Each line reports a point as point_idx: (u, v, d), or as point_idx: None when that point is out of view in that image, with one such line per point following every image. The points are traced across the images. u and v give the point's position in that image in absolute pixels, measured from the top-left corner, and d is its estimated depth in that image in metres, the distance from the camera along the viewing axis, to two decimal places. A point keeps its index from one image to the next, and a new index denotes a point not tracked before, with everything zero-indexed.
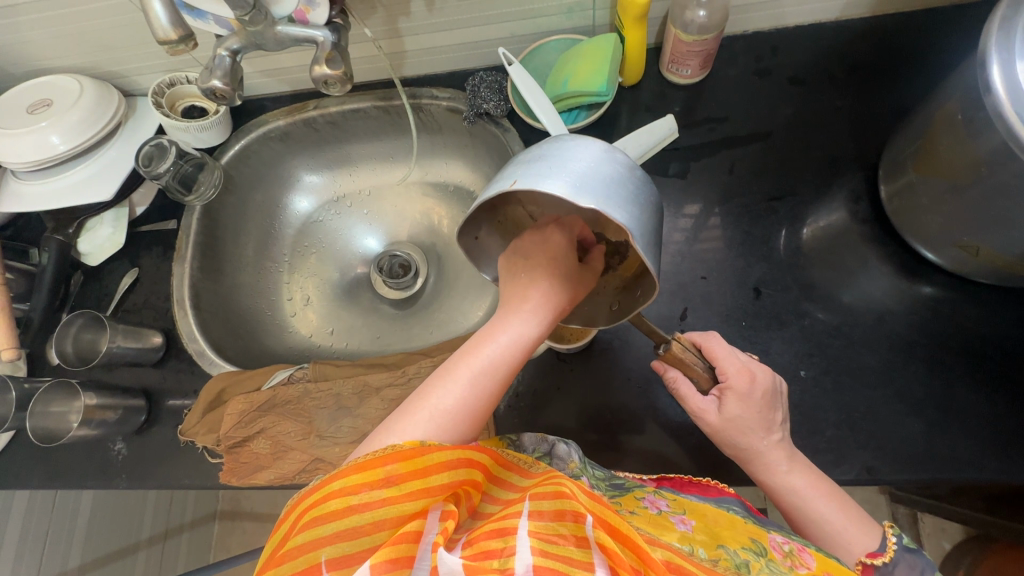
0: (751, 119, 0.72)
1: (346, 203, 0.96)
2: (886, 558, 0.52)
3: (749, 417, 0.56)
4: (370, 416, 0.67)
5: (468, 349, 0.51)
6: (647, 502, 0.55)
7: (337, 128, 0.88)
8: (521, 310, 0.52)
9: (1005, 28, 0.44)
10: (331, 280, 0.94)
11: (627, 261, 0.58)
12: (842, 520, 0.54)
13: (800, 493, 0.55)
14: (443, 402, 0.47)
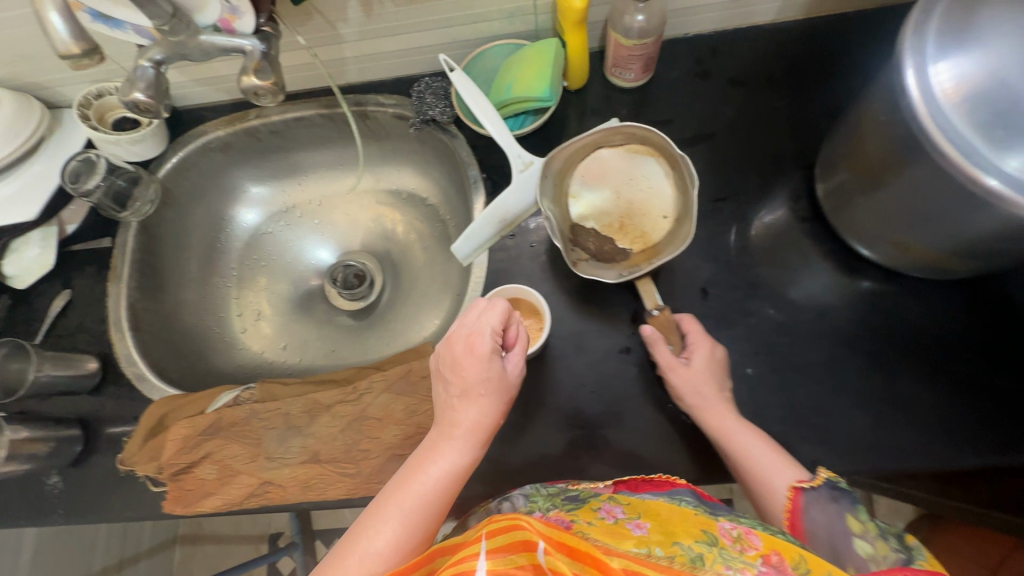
0: (694, 122, 0.73)
1: (296, 214, 0.93)
2: (816, 483, 0.55)
3: (704, 364, 0.60)
4: (320, 434, 0.65)
5: (400, 481, 0.52)
6: (604, 512, 0.54)
7: (282, 138, 0.85)
8: (452, 439, 0.54)
9: (918, 34, 0.47)
10: (284, 293, 0.91)
11: (633, 256, 0.68)
12: (767, 458, 0.56)
13: (745, 443, 0.57)
14: (373, 546, 0.48)
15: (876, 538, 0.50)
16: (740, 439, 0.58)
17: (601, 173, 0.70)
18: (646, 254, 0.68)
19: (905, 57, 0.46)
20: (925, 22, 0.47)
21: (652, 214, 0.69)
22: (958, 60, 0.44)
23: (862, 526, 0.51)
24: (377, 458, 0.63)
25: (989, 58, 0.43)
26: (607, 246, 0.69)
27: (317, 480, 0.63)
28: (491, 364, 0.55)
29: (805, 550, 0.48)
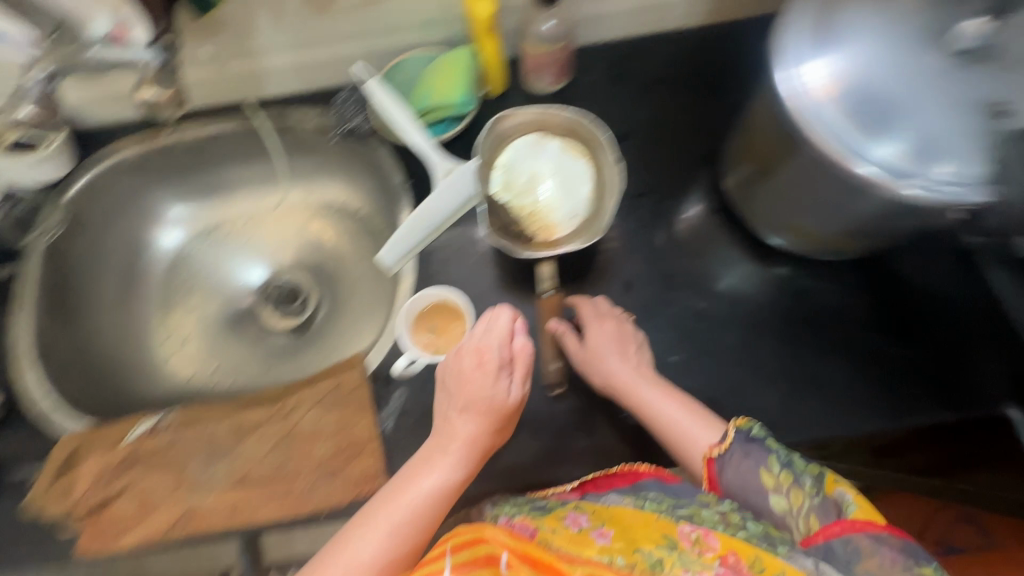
0: (609, 123, 0.76)
1: (223, 233, 0.90)
2: (723, 448, 0.56)
3: (603, 337, 0.64)
4: (248, 456, 0.63)
5: (393, 492, 0.54)
6: (569, 520, 0.54)
7: (201, 154, 0.82)
8: (448, 453, 0.56)
9: (785, 38, 0.50)
10: (213, 315, 0.88)
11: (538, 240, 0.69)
12: (682, 419, 0.59)
13: (651, 408, 0.61)
14: (361, 552, 0.51)
15: (789, 489, 0.52)
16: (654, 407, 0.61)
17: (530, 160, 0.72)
18: (546, 245, 0.69)
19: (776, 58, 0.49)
20: (789, 25, 0.50)
21: (563, 211, 0.70)
22: (821, 60, 0.48)
23: (775, 480, 0.53)
24: (308, 476, 0.61)
25: (845, 59, 0.47)
26: (516, 224, 0.70)
27: (246, 504, 0.61)
28: (497, 384, 0.57)
29: (761, 547, 0.46)
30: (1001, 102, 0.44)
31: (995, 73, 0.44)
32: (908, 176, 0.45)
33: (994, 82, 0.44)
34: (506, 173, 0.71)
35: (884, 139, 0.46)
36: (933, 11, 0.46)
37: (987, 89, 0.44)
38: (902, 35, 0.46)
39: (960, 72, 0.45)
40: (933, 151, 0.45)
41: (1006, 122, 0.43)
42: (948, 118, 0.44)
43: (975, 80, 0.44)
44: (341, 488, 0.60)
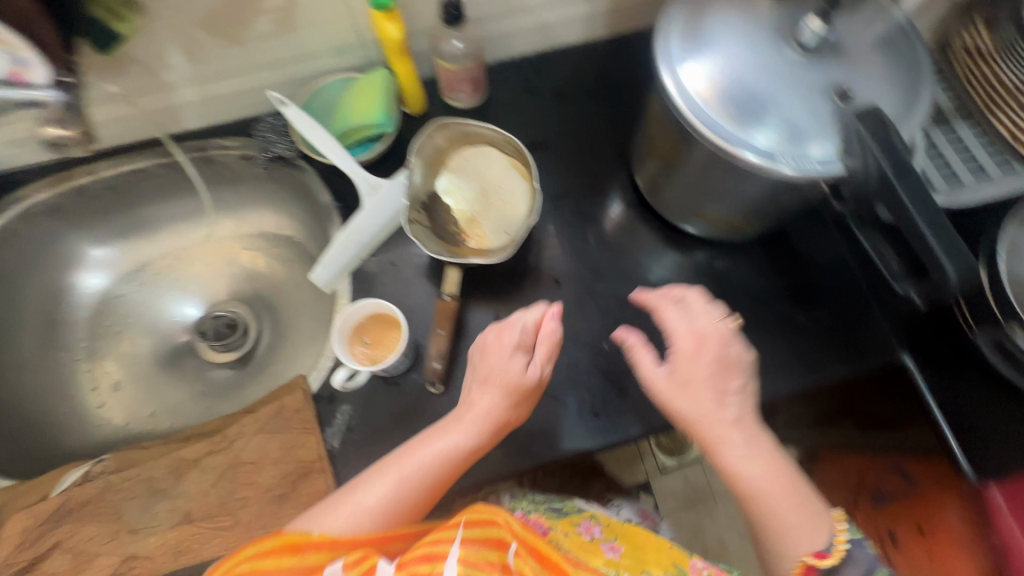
0: (526, 132, 0.81)
1: (150, 271, 0.87)
2: (832, 559, 0.49)
3: (696, 388, 0.54)
4: (190, 493, 0.61)
5: (407, 447, 0.56)
6: (582, 527, 0.68)
7: (121, 193, 0.81)
8: (461, 420, 0.57)
9: (665, 41, 0.55)
10: (146, 357, 0.85)
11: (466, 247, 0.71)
12: (794, 517, 0.50)
13: (750, 472, 0.52)
14: (365, 501, 0.53)
15: None
16: (752, 472, 0.52)
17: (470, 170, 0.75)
18: (475, 252, 0.71)
19: (659, 64, 0.54)
20: (665, 34, 0.55)
21: (497, 225, 0.72)
22: (696, 64, 0.53)
23: None
24: (257, 504, 0.60)
25: (716, 61, 0.53)
26: (447, 230, 0.72)
27: (191, 542, 0.59)
28: (512, 359, 0.57)
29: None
30: (842, 87, 0.51)
31: (832, 63, 0.52)
32: (783, 157, 0.51)
33: (833, 70, 0.51)
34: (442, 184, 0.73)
35: (758, 127, 0.51)
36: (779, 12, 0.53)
37: (829, 77, 0.51)
38: (758, 37, 0.53)
39: (807, 64, 0.52)
40: (798, 133, 0.51)
41: (848, 103, 0.51)
42: (804, 104, 0.51)
43: (817, 71, 0.52)
44: (291, 511, 0.60)
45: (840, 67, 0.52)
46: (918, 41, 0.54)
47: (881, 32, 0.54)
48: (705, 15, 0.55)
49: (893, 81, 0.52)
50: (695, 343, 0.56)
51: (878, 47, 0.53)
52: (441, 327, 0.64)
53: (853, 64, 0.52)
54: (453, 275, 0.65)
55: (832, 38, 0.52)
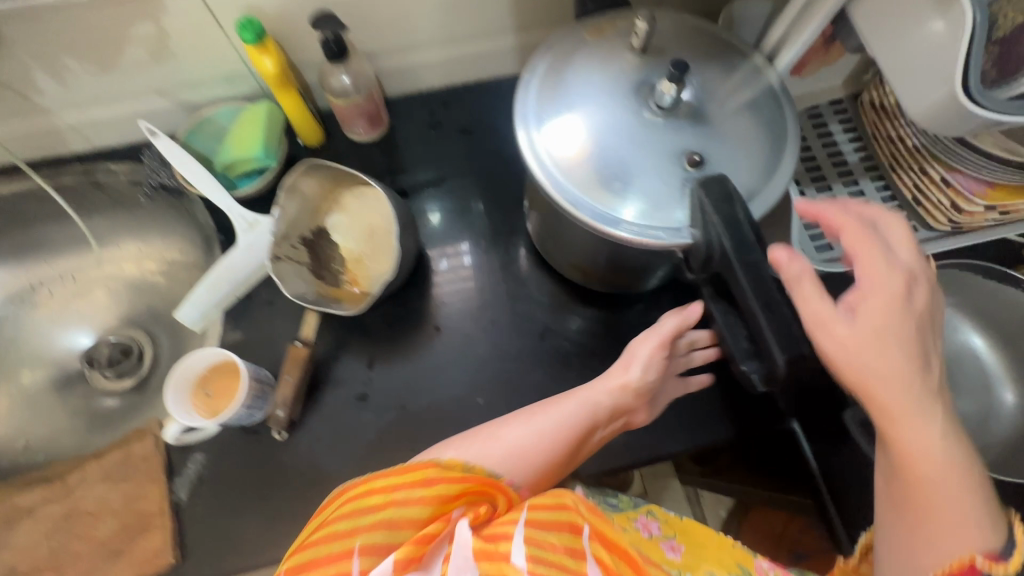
0: (426, 168, 0.78)
1: (39, 293, 0.84)
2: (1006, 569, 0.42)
3: (898, 346, 0.42)
4: (21, 544, 0.58)
5: (551, 402, 0.55)
6: (639, 523, 0.64)
7: (6, 214, 0.78)
8: (602, 383, 0.56)
9: (523, 96, 0.52)
10: (28, 384, 0.81)
11: (339, 289, 0.68)
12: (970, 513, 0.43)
13: (935, 451, 0.43)
14: (508, 441, 0.50)
15: None
16: (930, 451, 0.43)
17: (358, 212, 0.70)
18: (348, 294, 0.68)
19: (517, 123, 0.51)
20: (525, 90, 0.53)
21: (376, 269, 0.68)
22: (553, 123, 0.51)
23: None
24: (89, 559, 0.57)
25: (573, 123, 0.50)
26: (322, 269, 0.68)
27: None
28: (655, 348, 0.58)
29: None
30: (696, 153, 0.49)
31: (688, 126, 0.49)
32: (639, 228, 0.48)
33: (689, 134, 0.49)
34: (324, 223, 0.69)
35: (615, 194, 0.49)
36: (639, 70, 0.51)
37: (685, 140, 0.49)
38: (615, 98, 0.50)
39: (662, 126, 0.49)
40: (654, 202, 0.48)
41: (702, 169, 0.48)
42: (659, 171, 0.49)
43: (673, 133, 0.49)
44: (123, 569, 0.57)
45: (696, 130, 0.50)
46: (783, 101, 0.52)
47: (743, 94, 0.52)
48: (565, 72, 0.52)
49: (754, 144, 0.50)
50: (904, 285, 0.43)
51: (738, 109, 0.51)
52: (288, 373, 0.62)
53: (711, 127, 0.50)
54: (311, 320, 0.64)
55: (689, 99, 0.50)
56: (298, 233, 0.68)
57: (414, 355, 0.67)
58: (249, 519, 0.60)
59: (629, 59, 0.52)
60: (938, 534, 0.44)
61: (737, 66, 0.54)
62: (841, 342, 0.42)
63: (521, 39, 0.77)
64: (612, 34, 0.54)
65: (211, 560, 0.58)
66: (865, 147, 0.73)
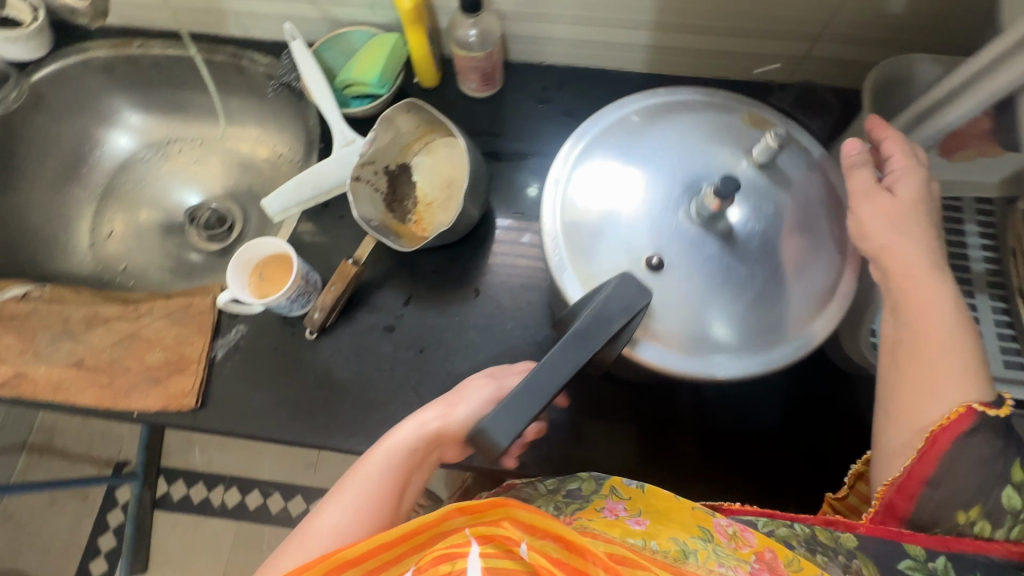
0: (521, 138, 0.78)
1: (172, 148, 0.96)
2: (999, 412, 0.45)
3: (918, 218, 0.52)
4: (91, 344, 0.68)
5: (351, 470, 0.53)
6: (606, 509, 0.51)
7: (163, 72, 0.89)
8: (387, 442, 0.53)
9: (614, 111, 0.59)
10: (141, 219, 0.94)
11: (401, 225, 0.71)
12: (964, 355, 0.47)
13: (937, 305, 0.49)
14: (320, 528, 0.50)
15: None
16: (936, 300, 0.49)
17: (443, 161, 0.73)
18: (408, 233, 0.71)
19: (618, 102, 0.59)
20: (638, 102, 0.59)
21: (439, 219, 0.71)
22: (613, 141, 0.57)
23: None
24: (133, 377, 0.67)
25: (634, 152, 0.56)
26: (393, 202, 0.72)
27: (70, 385, 0.66)
28: (454, 410, 0.54)
29: (798, 555, 0.46)
30: (664, 263, 0.52)
31: (686, 236, 0.52)
32: (560, 264, 0.54)
33: (676, 242, 0.52)
34: (409, 162, 0.73)
35: (574, 226, 0.54)
36: (718, 168, 0.54)
37: (665, 245, 0.52)
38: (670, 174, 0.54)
39: (668, 218, 0.53)
40: (589, 254, 0.53)
41: (644, 275, 0.52)
42: (622, 242, 0.53)
43: (670, 232, 0.52)
44: (155, 394, 0.66)
45: (684, 246, 0.52)
46: (804, 272, 0.53)
47: (771, 242, 0.53)
48: (670, 117, 0.57)
49: (721, 300, 0.52)
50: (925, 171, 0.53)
51: (758, 255, 0.52)
52: (334, 284, 0.67)
53: (703, 253, 0.52)
54: (368, 244, 0.68)
55: (731, 219, 0.52)
56: (383, 163, 0.71)
57: (449, 307, 0.70)
58: (263, 393, 0.67)
59: (724, 152, 0.55)
60: (931, 379, 0.47)
61: (810, 218, 0.54)
62: (879, 209, 0.52)
63: (656, 39, 0.74)
64: (739, 123, 0.57)
65: (222, 416, 0.66)
66: (997, 259, 0.64)
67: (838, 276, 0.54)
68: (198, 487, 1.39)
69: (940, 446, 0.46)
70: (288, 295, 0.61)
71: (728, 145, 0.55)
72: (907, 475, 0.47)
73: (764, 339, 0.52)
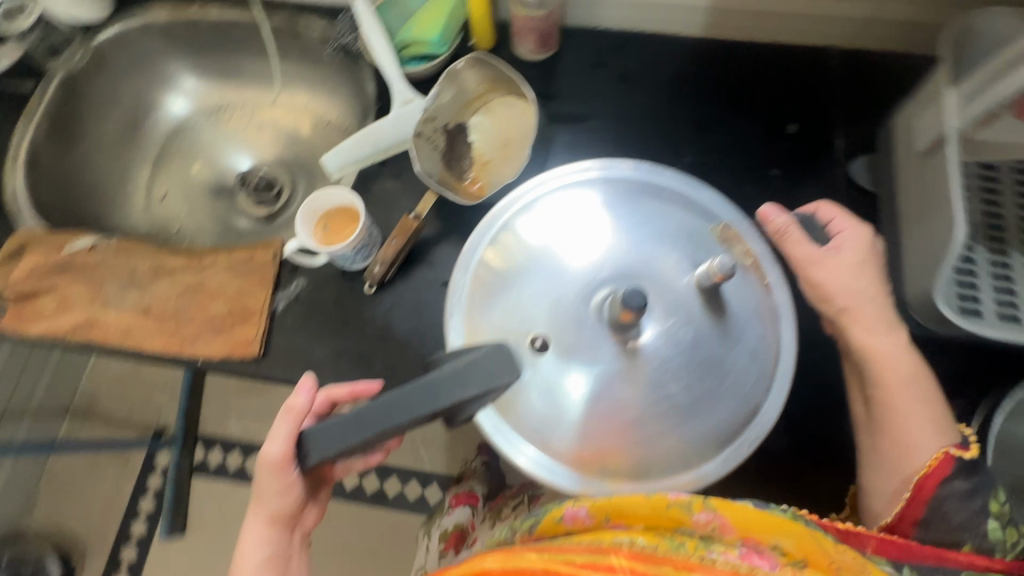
0: (574, 101, 0.78)
1: (224, 114, 0.98)
2: (972, 453, 0.54)
3: (868, 273, 0.60)
4: (158, 293, 0.70)
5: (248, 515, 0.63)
6: (566, 518, 0.52)
7: (219, 36, 0.91)
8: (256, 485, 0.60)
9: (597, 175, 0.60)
10: (193, 183, 0.96)
11: (458, 182, 0.72)
12: (928, 409, 0.57)
13: (900, 358, 0.58)
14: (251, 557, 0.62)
15: None
16: (888, 359, 0.58)
17: (500, 120, 0.73)
18: (465, 190, 0.71)
19: (619, 160, 0.60)
20: (629, 170, 0.61)
21: (497, 175, 0.71)
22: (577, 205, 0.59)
23: None
24: (198, 325, 0.68)
25: (592, 225, 0.58)
26: (450, 160, 0.72)
27: (140, 331, 0.68)
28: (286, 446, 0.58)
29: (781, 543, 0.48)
30: (548, 347, 0.55)
31: (586, 329, 0.54)
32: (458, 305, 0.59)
33: (572, 331, 0.55)
34: (466, 121, 0.74)
35: (488, 270, 0.59)
36: (649, 281, 0.55)
37: (560, 329, 0.55)
38: (602, 267, 0.56)
39: (573, 307, 0.55)
40: (490, 302, 0.58)
41: (522, 347, 0.55)
42: (522, 307, 0.57)
43: (573, 323, 0.55)
44: (221, 342, 0.67)
45: (580, 347, 0.54)
46: (686, 412, 0.54)
47: (656, 370, 0.54)
48: (636, 205, 0.59)
49: (582, 418, 0.54)
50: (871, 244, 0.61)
51: (646, 381, 0.54)
52: (393, 239, 0.68)
53: (592, 363, 0.54)
54: (428, 199, 0.69)
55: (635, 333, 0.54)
56: (442, 121, 0.72)
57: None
58: (323, 343, 0.68)
59: (671, 259, 0.56)
60: (900, 434, 0.57)
61: (719, 357, 0.55)
62: (829, 269, 0.59)
63: None
64: (707, 235, 0.58)
65: (286, 364, 0.68)
66: None
67: (724, 427, 0.54)
68: (235, 453, 1.42)
69: (928, 489, 0.54)
70: (352, 246, 0.63)
71: (678, 253, 0.57)
72: (900, 518, 0.55)
73: (618, 467, 0.54)
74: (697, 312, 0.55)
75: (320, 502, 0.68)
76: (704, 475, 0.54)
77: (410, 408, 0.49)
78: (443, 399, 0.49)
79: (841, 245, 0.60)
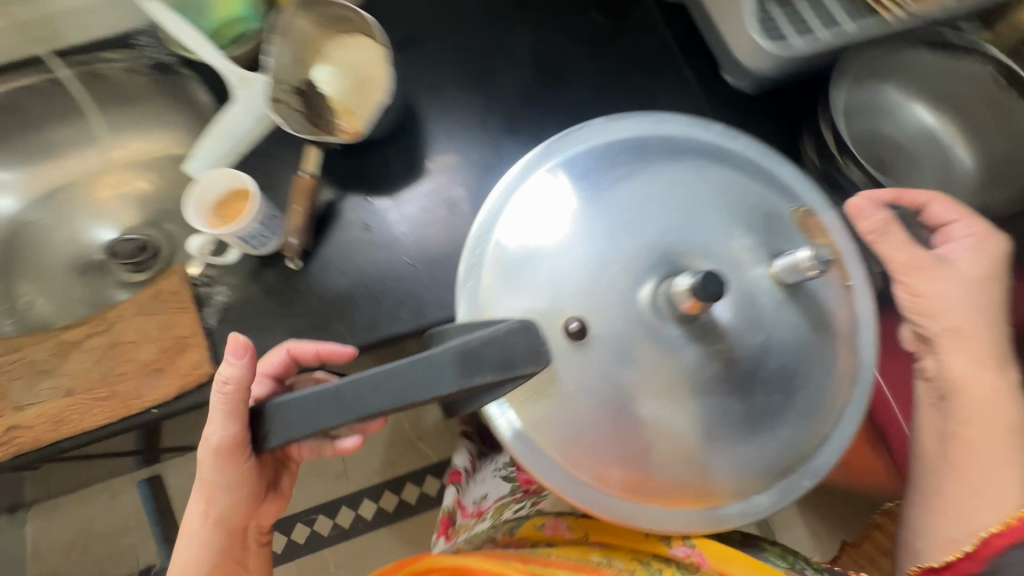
0: (402, 27, 0.80)
1: (59, 195, 0.89)
2: None
3: (982, 298, 0.55)
4: (73, 370, 0.64)
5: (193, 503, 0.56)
6: (548, 528, 0.61)
7: (16, 112, 0.83)
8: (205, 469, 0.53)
9: (670, 156, 0.53)
10: (55, 277, 0.86)
11: (325, 127, 0.72)
12: (1015, 491, 0.52)
13: (976, 380, 0.55)
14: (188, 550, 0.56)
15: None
16: (982, 394, 0.55)
17: (342, 60, 0.74)
18: (336, 132, 0.72)
19: (670, 118, 0.55)
20: (695, 134, 0.55)
21: (361, 108, 0.72)
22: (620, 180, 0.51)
23: None
24: (134, 378, 0.63)
25: (629, 193, 0.51)
26: (310, 111, 0.72)
27: (72, 413, 0.62)
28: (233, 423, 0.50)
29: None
30: (585, 330, 0.47)
31: (634, 320, 0.47)
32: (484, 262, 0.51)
33: (624, 322, 0.47)
34: (311, 73, 0.74)
35: (531, 216, 0.51)
36: (717, 255, 0.49)
37: (580, 300, 0.47)
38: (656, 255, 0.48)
39: (621, 283, 0.47)
40: (520, 260, 0.50)
41: (561, 336, 0.47)
42: (560, 270, 0.48)
43: (636, 318, 0.47)
44: (167, 383, 0.63)
45: (632, 357, 0.46)
46: (723, 454, 0.48)
47: (703, 403, 0.47)
48: (676, 168, 0.52)
49: (653, 444, 0.47)
50: (982, 273, 0.56)
51: (715, 375, 0.47)
52: (299, 203, 0.66)
53: (650, 405, 0.46)
54: (312, 153, 0.68)
55: (715, 314, 0.47)
56: (288, 78, 0.72)
57: (409, 185, 0.72)
58: (273, 334, 0.66)
59: (744, 243, 0.50)
60: (990, 477, 0.53)
61: (791, 372, 0.50)
62: (910, 287, 0.56)
63: None
64: (786, 217, 0.52)
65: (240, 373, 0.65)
66: None
67: (785, 453, 0.50)
68: None
69: (994, 547, 0.49)
70: (254, 219, 0.62)
71: (750, 235, 0.50)
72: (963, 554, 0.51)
73: (677, 502, 0.48)
74: (769, 308, 0.49)
75: (279, 489, 0.63)
76: (757, 508, 0.50)
77: (407, 390, 0.43)
78: (453, 387, 0.42)
79: (952, 251, 0.57)
